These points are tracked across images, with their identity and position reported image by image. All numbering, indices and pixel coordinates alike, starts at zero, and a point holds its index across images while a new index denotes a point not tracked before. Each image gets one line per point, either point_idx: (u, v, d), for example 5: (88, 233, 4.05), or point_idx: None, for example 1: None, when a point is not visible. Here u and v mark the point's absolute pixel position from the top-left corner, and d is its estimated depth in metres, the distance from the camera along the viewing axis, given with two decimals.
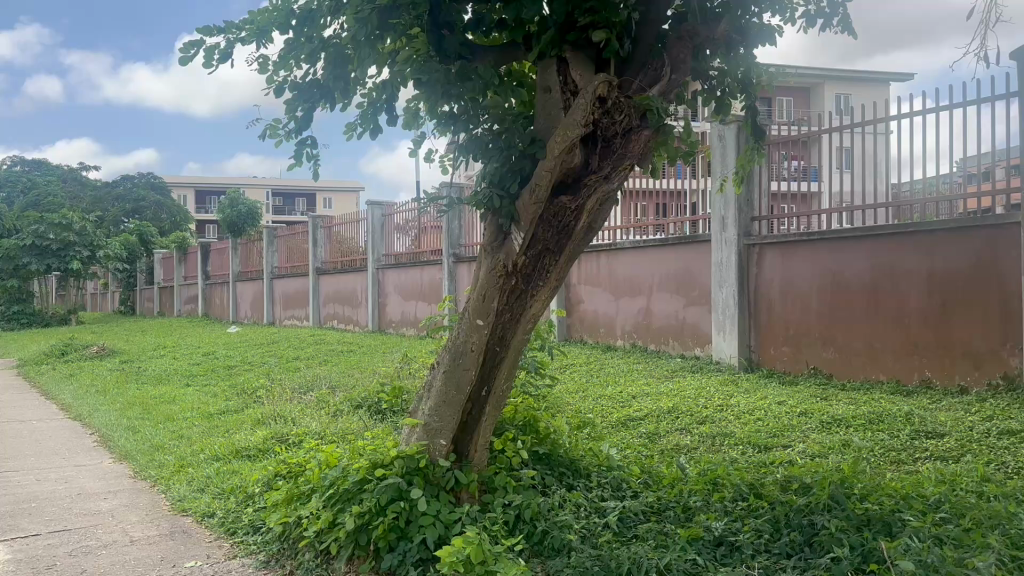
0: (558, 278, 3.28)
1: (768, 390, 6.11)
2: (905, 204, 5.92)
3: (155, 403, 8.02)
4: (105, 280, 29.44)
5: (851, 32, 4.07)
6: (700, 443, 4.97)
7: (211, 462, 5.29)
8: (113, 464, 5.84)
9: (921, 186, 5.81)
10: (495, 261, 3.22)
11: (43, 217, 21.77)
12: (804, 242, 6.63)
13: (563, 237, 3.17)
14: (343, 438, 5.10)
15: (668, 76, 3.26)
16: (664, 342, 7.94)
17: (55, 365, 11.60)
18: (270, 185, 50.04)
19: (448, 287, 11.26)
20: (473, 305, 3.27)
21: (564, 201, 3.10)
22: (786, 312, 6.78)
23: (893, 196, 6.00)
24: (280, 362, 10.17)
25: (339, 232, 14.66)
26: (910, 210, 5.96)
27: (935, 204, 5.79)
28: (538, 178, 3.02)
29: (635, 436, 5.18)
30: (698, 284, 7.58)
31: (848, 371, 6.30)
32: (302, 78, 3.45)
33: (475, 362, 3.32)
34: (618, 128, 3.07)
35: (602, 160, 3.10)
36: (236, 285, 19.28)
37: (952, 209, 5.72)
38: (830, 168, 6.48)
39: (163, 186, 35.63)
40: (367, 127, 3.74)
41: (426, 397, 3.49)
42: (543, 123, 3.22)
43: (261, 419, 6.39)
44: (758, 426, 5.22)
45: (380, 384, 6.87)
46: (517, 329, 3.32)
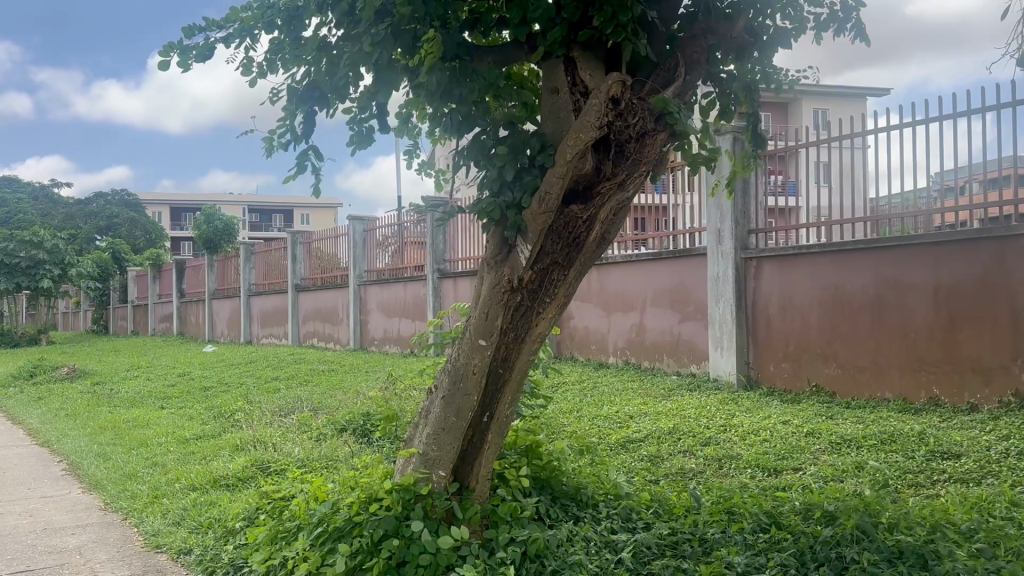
0: (567, 295, 3.03)
1: (771, 409, 5.90)
2: (883, 218, 5.92)
3: (128, 428, 7.65)
4: (77, 299, 28.81)
5: (866, 38, 3.85)
6: (707, 467, 4.74)
7: (187, 492, 4.96)
8: (83, 495, 5.48)
9: (896, 201, 5.83)
10: (499, 276, 2.96)
11: (12, 235, 21.23)
12: (803, 255, 6.44)
13: (574, 250, 2.93)
14: (331, 467, 4.79)
15: (683, 76, 3.04)
16: (657, 358, 7.72)
17: (23, 387, 11.16)
18: (246, 201, 49.49)
19: (432, 304, 10.98)
20: (475, 323, 3.01)
21: (575, 210, 2.87)
22: (785, 326, 6.58)
23: (872, 210, 6.00)
24: (259, 383, 9.82)
25: (319, 248, 14.34)
26: (902, 223, 5.86)
27: (917, 218, 5.76)
28: (548, 185, 2.78)
29: (637, 461, 4.92)
30: (692, 299, 7.37)
31: (850, 389, 6.09)
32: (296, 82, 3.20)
33: (477, 387, 3.06)
34: (632, 131, 2.84)
35: (615, 167, 2.87)
36: (212, 303, 18.86)
37: (935, 222, 5.68)
38: (812, 182, 6.41)
39: (136, 203, 35.08)
40: (360, 136, 3.50)
41: (423, 424, 3.21)
42: (551, 127, 2.97)
43: (241, 444, 6.06)
44: (766, 448, 4.99)
45: (365, 406, 6.57)
46: (522, 350, 3.06)
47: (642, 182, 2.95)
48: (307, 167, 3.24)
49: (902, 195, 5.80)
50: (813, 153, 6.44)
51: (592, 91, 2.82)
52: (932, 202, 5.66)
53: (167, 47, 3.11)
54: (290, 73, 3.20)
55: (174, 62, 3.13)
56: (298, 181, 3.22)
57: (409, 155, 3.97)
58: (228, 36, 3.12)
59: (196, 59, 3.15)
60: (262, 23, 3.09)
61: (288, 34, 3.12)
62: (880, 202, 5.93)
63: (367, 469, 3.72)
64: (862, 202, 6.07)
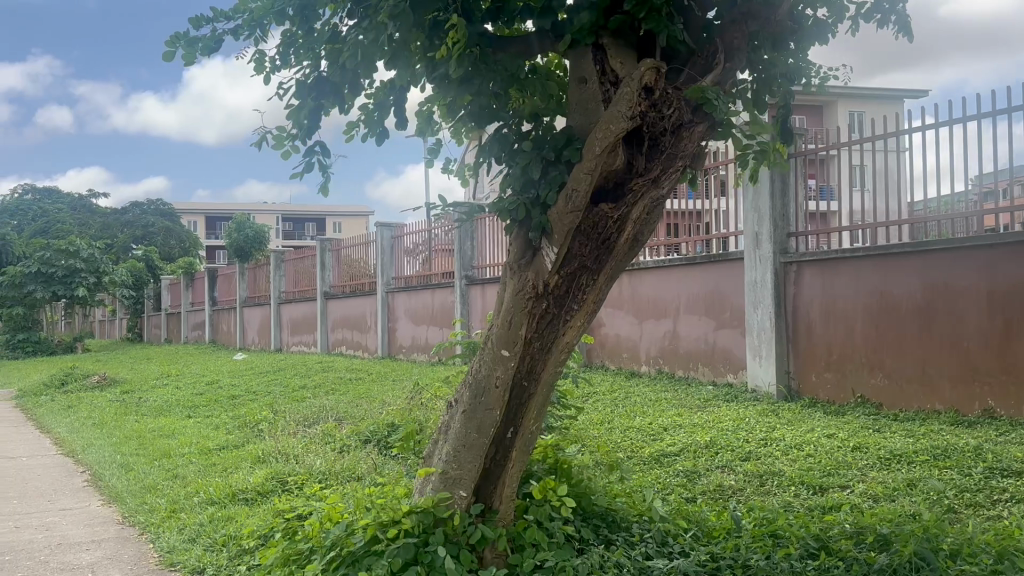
0: (596, 302, 2.80)
1: (814, 421, 5.59)
2: (920, 222, 5.67)
3: (153, 437, 7.56)
4: (112, 307, 29.18)
5: (911, 33, 3.56)
6: (747, 485, 4.49)
7: (204, 506, 4.81)
8: (102, 508, 5.36)
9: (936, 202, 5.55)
10: (522, 282, 2.73)
11: (49, 244, 21.51)
12: (846, 259, 6.12)
13: (603, 253, 2.69)
14: (353, 482, 4.61)
15: (722, 64, 2.81)
16: (691, 367, 7.43)
17: (54, 395, 11.18)
18: (279, 210, 49.92)
19: (460, 311, 10.79)
20: (498, 333, 2.80)
21: (605, 209, 2.63)
22: (828, 333, 6.26)
23: (909, 214, 5.75)
24: (286, 391, 9.71)
25: (348, 255, 14.25)
26: (942, 225, 5.59)
27: (963, 220, 5.45)
28: (575, 181, 2.54)
29: (672, 477, 4.66)
30: (729, 305, 7.08)
31: (899, 400, 5.77)
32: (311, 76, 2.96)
33: (499, 401, 2.85)
34: (667, 123, 2.60)
35: (649, 161, 2.63)
36: (243, 310, 18.90)
37: (981, 224, 5.35)
38: (847, 187, 6.11)
39: (170, 212, 35.49)
40: (375, 133, 3.30)
41: (443, 440, 3.00)
42: (579, 119, 2.74)
43: (262, 456, 5.90)
44: (809, 464, 4.71)
45: (390, 417, 6.38)
46: (548, 362, 2.84)
47: (678, 179, 2.70)
48: (310, 164, 3.06)
49: (943, 197, 5.52)
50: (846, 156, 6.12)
51: (623, 80, 2.58)
52: (973, 205, 5.36)
53: (172, 40, 2.93)
54: (302, 68, 2.97)
55: (180, 55, 2.96)
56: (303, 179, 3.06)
57: (432, 152, 3.77)
58: (236, 28, 2.94)
59: (203, 52, 2.98)
60: (271, 14, 2.87)
61: (300, 25, 2.91)
62: (919, 206, 5.67)
63: (386, 487, 3.52)
64: (900, 205, 5.81)
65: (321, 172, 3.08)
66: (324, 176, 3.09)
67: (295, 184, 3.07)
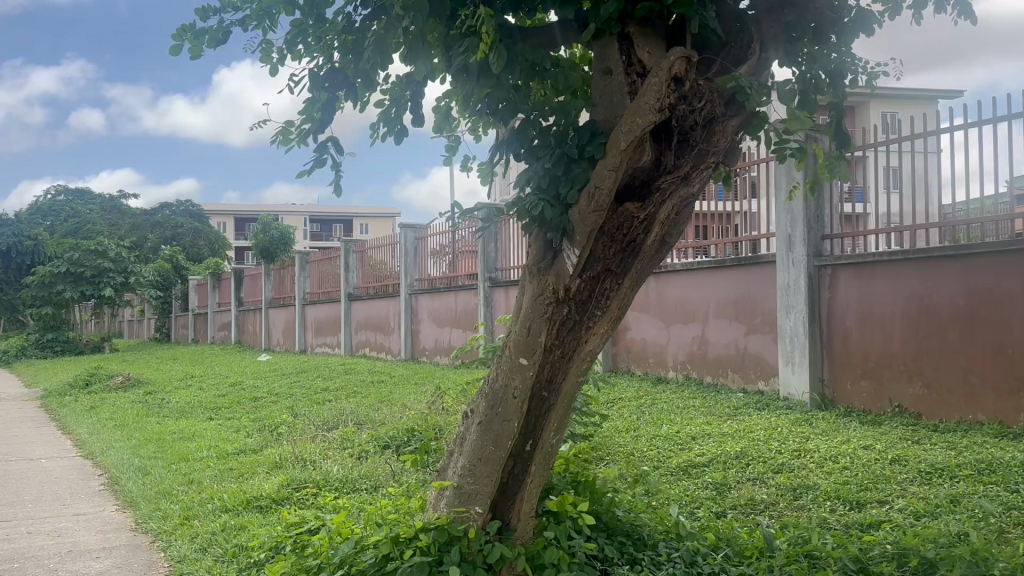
0: (621, 307, 2.62)
1: (849, 432, 5.35)
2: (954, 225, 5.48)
3: (173, 440, 7.49)
4: (140, 307, 29.48)
5: (973, 14, 3.35)
6: (780, 499, 4.28)
7: (218, 514, 4.69)
8: (117, 513, 5.28)
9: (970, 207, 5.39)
10: (542, 286, 2.56)
11: (78, 244, 21.74)
12: (884, 262, 5.86)
13: (629, 255, 2.51)
14: (369, 493, 4.46)
15: (758, 55, 2.61)
16: (720, 373, 7.20)
17: (78, 396, 11.20)
18: (307, 212, 50.19)
19: (484, 314, 10.64)
20: (516, 340, 2.63)
21: (630, 208, 2.44)
22: (864, 339, 6.01)
23: (945, 216, 5.54)
24: (307, 394, 9.62)
25: (372, 257, 14.16)
26: (974, 229, 5.40)
27: (994, 224, 5.27)
28: (598, 178, 2.33)
29: (701, 491, 4.47)
30: (760, 310, 6.85)
31: (939, 410, 5.51)
32: (324, 68, 2.78)
33: (518, 412, 2.68)
34: (698, 117, 2.42)
35: (679, 157, 2.43)
36: (268, 311, 18.93)
37: (1009, 229, 5.20)
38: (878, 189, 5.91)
39: (199, 213, 35.81)
40: (392, 130, 3.16)
41: (458, 452, 2.84)
42: (602, 114, 2.55)
43: (279, 460, 5.79)
44: (846, 478, 4.49)
45: (410, 421, 6.24)
46: (570, 371, 2.68)
47: (709, 176, 2.51)
48: (321, 162, 2.92)
49: (978, 200, 5.34)
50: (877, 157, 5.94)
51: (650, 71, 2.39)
52: (1008, 208, 5.18)
53: (179, 32, 2.79)
54: (315, 60, 2.79)
55: (186, 48, 2.82)
56: (311, 178, 2.92)
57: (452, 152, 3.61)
58: (244, 18, 2.81)
59: (210, 44, 2.84)
60: (280, 2, 2.72)
61: (311, 14, 2.74)
62: (952, 208, 5.49)
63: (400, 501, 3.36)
64: (933, 207, 5.64)
65: (332, 170, 2.94)
66: (335, 174, 2.95)
67: (305, 182, 2.95)
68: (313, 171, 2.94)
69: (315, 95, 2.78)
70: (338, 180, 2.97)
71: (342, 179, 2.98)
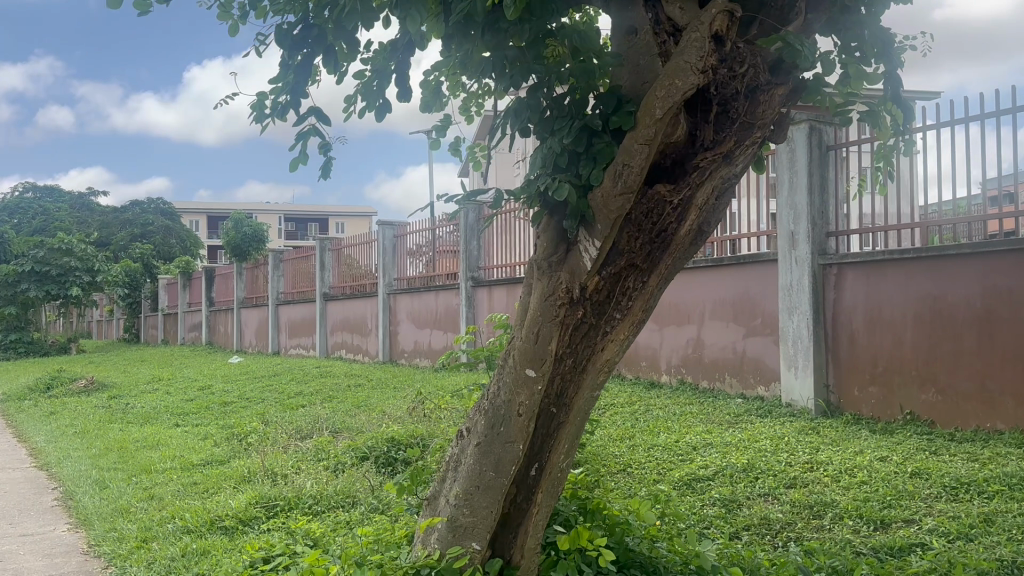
0: (644, 310, 2.23)
1: (861, 442, 5.02)
2: (931, 225, 5.35)
3: (135, 449, 7.00)
4: (110, 307, 28.65)
5: None
6: (797, 519, 3.93)
7: (179, 536, 4.23)
8: (68, 534, 4.80)
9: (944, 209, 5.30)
10: (553, 286, 2.16)
11: (42, 242, 20.97)
12: (894, 261, 5.53)
13: (658, 248, 2.11)
14: (348, 519, 4.02)
15: (805, 13, 2.23)
16: (717, 377, 6.86)
17: (38, 401, 10.63)
18: (282, 210, 49.41)
19: (466, 314, 10.22)
20: (521, 348, 2.24)
21: (661, 191, 2.04)
22: (873, 342, 5.67)
23: (921, 217, 5.43)
24: (280, 398, 9.16)
25: (348, 255, 13.70)
26: (947, 231, 5.31)
27: (969, 225, 5.21)
28: (627, 151, 1.91)
29: (708, 508, 4.11)
30: (760, 311, 6.51)
31: (953, 418, 5.18)
32: (299, 25, 2.30)
33: (523, 433, 2.29)
34: (741, 84, 2.04)
35: (718, 132, 2.04)
36: (241, 311, 18.34)
37: (983, 230, 5.15)
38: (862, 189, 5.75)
39: (170, 211, 34.98)
40: (371, 104, 2.75)
41: (451, 478, 2.44)
42: (628, 78, 2.08)
43: (247, 474, 5.34)
44: (866, 494, 4.14)
45: (390, 430, 5.82)
46: (583, 384, 2.29)
47: (753, 155, 2.13)
48: (301, 143, 2.41)
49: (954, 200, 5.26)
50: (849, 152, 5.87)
51: (685, 29, 1.99)
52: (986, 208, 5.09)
53: None
54: (286, 17, 2.34)
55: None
56: (300, 166, 2.45)
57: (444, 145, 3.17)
58: None
59: None
60: None
61: None
62: (932, 209, 5.38)
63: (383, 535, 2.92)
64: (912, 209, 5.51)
65: (323, 154, 2.49)
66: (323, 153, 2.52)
67: (292, 169, 2.46)
68: (302, 159, 2.47)
69: (288, 60, 2.32)
70: (329, 162, 2.53)
71: (334, 163, 2.54)
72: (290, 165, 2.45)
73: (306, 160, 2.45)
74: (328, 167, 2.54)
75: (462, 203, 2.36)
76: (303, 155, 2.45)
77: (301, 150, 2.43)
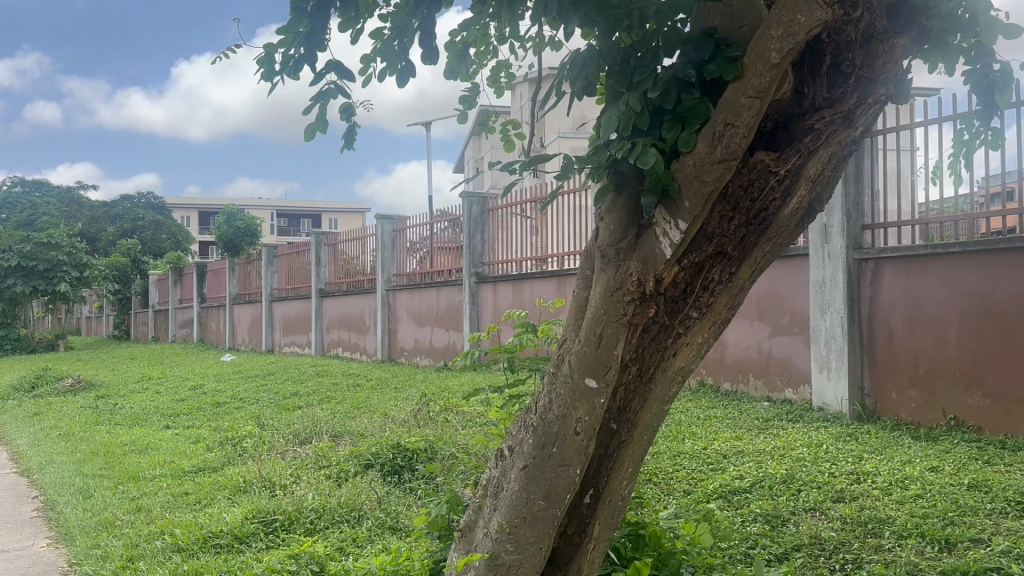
0: (729, 308, 1.85)
1: (907, 450, 4.65)
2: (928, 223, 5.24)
3: (123, 453, 6.60)
4: (99, 303, 28.12)
5: None
6: (850, 537, 3.56)
7: (168, 555, 3.82)
8: (47, 550, 4.39)
9: (938, 207, 5.17)
10: (622, 278, 1.78)
11: (29, 236, 20.49)
12: (937, 255, 5.16)
13: (753, 233, 1.74)
14: (359, 543, 3.62)
15: None
16: (742, 379, 6.52)
17: (23, 400, 10.20)
18: (275, 206, 48.90)
19: (470, 313, 9.81)
20: (579, 354, 1.86)
21: (762, 159, 1.66)
22: (913, 342, 5.31)
23: (920, 215, 5.29)
24: (276, 399, 8.75)
25: (345, 251, 13.30)
26: (946, 228, 5.18)
27: (967, 223, 5.05)
28: (725, 109, 1.55)
29: (751, 525, 3.73)
30: (788, 309, 6.16)
31: (1002, 425, 4.80)
32: None
33: (580, 454, 1.90)
34: (861, 28, 1.65)
35: (830, 89, 1.67)
36: (233, 308, 17.89)
37: (979, 228, 5.03)
38: (877, 186, 5.57)
39: (161, 206, 34.48)
40: (393, 66, 2.37)
41: (490, 505, 2.07)
42: (723, 20, 1.65)
43: (242, 483, 4.94)
44: (924, 510, 3.77)
45: (395, 435, 5.43)
46: (651, 396, 1.91)
47: (874, 116, 1.73)
48: (320, 104, 2.02)
49: (947, 199, 5.12)
50: (883, 141, 5.53)
51: None
52: (978, 207, 4.98)
53: None
54: None
55: None
56: (316, 132, 2.06)
57: (486, 128, 2.81)
58: None
59: None
60: None
61: None
62: (927, 207, 5.24)
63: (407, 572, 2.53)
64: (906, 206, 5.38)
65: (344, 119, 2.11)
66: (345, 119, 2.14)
67: (309, 137, 2.06)
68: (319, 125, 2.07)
69: (299, 3, 1.91)
70: (352, 130, 2.15)
71: (359, 128, 2.16)
72: (306, 132, 2.06)
73: (326, 127, 2.06)
74: (351, 136, 2.16)
75: (521, 172, 2.01)
76: (322, 121, 2.06)
77: (319, 115, 2.04)
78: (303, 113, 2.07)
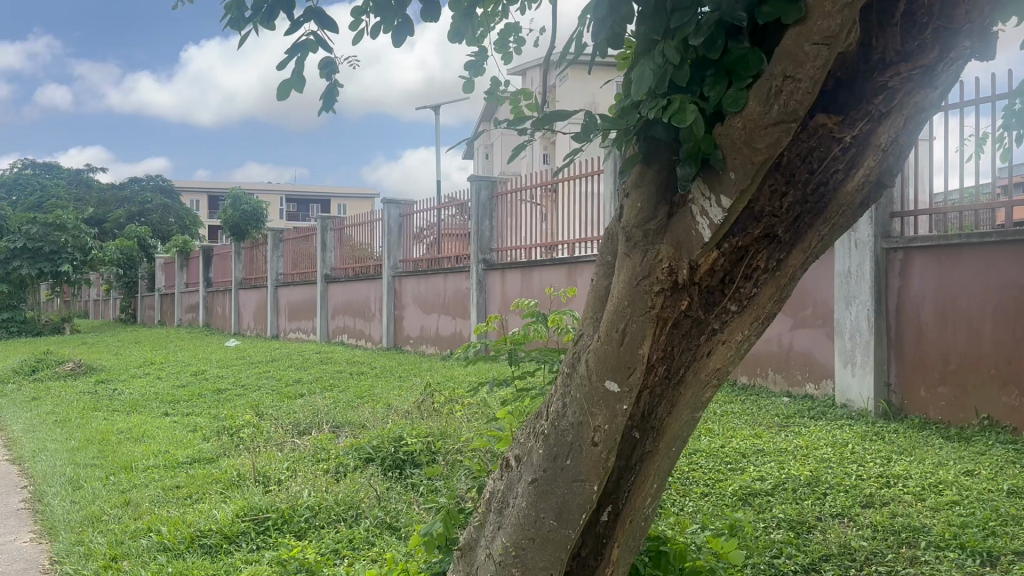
0: (775, 301, 1.58)
1: (939, 452, 4.37)
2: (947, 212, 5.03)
3: (117, 442, 6.38)
4: (106, 287, 27.97)
5: None
6: (883, 547, 3.29)
7: (153, 555, 3.58)
8: (30, 545, 4.17)
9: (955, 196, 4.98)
10: (651, 264, 1.51)
11: (36, 218, 20.31)
12: (971, 245, 4.87)
13: (808, 213, 1.48)
14: (355, 546, 3.38)
15: None
16: (761, 372, 6.26)
17: (22, 384, 10.01)
18: (283, 191, 48.68)
19: (477, 300, 9.55)
20: (598, 353, 1.60)
21: (819, 123, 1.41)
22: (944, 336, 5.03)
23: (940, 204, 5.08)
24: (277, 387, 8.53)
25: (351, 236, 13.07)
26: (965, 217, 4.98)
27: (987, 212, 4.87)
28: (779, 63, 1.31)
29: (774, 532, 3.47)
30: (810, 301, 5.88)
31: None
32: None
33: (598, 469, 1.64)
34: None
35: (904, 42, 1.38)
36: (238, 293, 17.70)
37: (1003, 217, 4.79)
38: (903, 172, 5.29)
39: (169, 190, 34.29)
40: (387, 20, 2.10)
41: (495, 523, 1.82)
42: None
43: (236, 477, 4.72)
44: (962, 518, 3.50)
45: (397, 428, 5.20)
46: (680, 402, 1.64)
47: (955, 75, 1.44)
48: (296, 58, 1.76)
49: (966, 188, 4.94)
50: None
51: None
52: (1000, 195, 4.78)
53: None
54: None
55: None
56: (290, 89, 1.81)
57: (491, 98, 2.55)
58: None
59: None
60: None
61: None
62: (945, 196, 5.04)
63: None
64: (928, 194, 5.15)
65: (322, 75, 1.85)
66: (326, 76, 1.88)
67: (282, 95, 1.81)
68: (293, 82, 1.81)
69: None
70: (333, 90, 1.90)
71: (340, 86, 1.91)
72: (279, 89, 1.81)
73: (302, 85, 1.80)
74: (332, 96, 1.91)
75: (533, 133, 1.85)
76: (298, 77, 1.80)
77: (295, 71, 1.78)
78: (277, 68, 1.81)
